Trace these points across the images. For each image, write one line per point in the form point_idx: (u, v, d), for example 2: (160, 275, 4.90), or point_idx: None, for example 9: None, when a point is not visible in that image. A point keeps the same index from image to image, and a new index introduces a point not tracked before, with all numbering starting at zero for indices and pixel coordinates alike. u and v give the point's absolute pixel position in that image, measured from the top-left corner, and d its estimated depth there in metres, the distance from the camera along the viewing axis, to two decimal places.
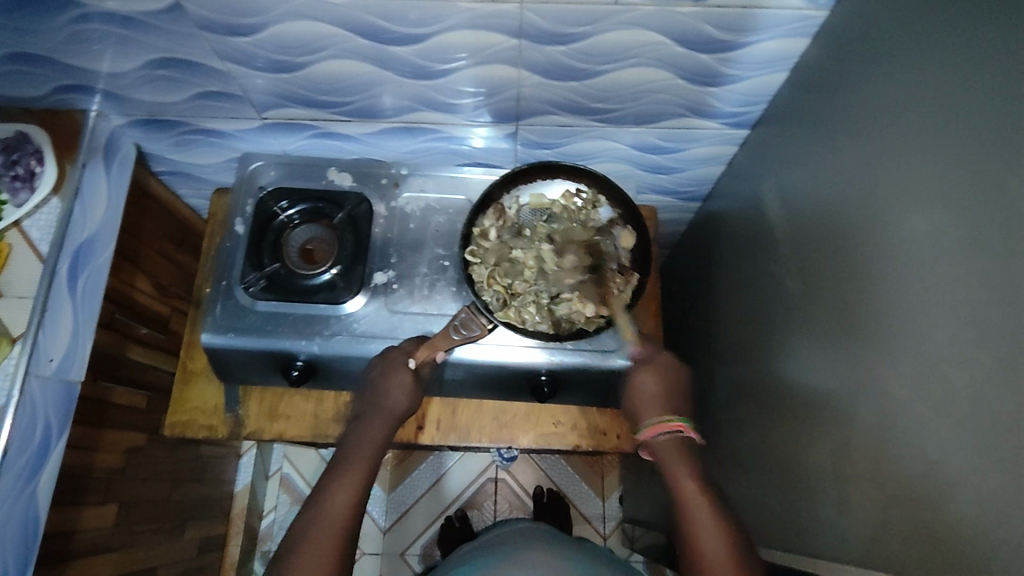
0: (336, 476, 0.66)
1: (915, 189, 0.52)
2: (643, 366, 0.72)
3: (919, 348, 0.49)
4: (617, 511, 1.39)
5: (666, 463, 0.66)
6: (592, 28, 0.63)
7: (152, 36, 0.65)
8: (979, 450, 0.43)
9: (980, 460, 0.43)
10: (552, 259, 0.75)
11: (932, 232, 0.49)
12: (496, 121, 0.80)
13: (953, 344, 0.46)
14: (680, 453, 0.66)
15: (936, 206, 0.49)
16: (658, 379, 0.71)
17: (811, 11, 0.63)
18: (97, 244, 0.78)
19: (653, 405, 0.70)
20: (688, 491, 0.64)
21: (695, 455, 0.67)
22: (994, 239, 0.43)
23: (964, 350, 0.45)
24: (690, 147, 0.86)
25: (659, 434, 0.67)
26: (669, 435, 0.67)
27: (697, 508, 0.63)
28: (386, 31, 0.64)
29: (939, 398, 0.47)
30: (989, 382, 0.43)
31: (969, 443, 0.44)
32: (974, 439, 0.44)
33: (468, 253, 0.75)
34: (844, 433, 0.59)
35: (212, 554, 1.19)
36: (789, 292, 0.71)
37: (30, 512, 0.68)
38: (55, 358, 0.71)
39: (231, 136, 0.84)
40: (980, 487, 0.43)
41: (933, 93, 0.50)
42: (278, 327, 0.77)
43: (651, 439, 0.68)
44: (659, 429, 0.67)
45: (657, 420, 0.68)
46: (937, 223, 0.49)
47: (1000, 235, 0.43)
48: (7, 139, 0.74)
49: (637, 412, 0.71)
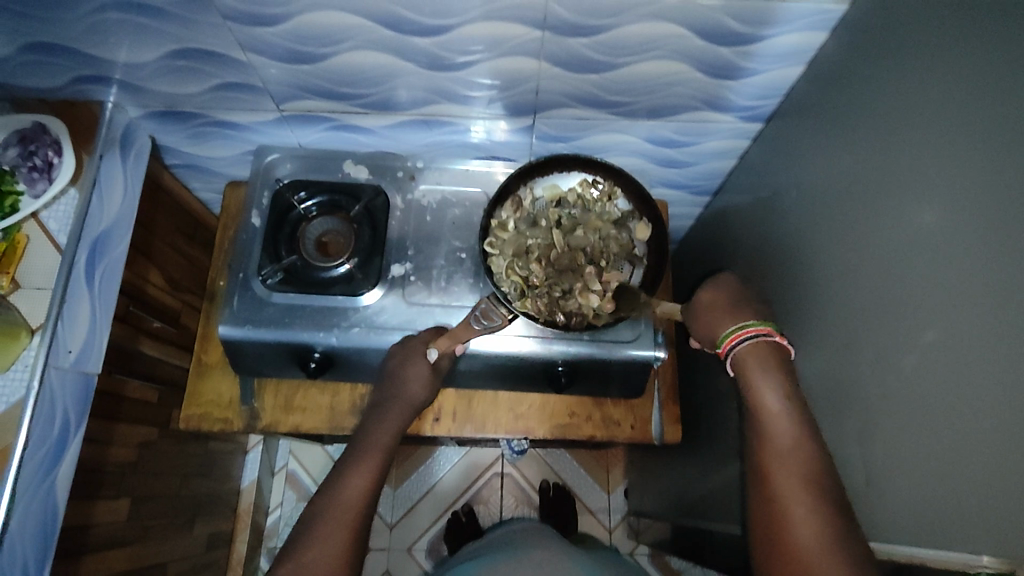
0: (352, 465, 0.66)
1: (924, 179, 0.53)
2: (709, 286, 0.69)
3: (928, 329, 0.51)
4: (622, 504, 1.40)
5: (749, 374, 0.62)
6: (615, 20, 0.63)
7: (171, 25, 0.65)
8: (994, 452, 0.44)
9: (990, 446, 0.45)
10: (561, 244, 0.75)
11: (942, 219, 0.51)
12: (513, 113, 0.80)
13: (961, 323, 0.48)
14: (763, 360, 0.62)
15: (948, 194, 0.50)
16: (731, 295, 0.67)
17: (832, 4, 0.63)
18: (114, 236, 0.77)
19: (728, 317, 0.66)
20: (771, 409, 0.60)
21: (783, 364, 0.62)
22: (1010, 225, 0.44)
23: (975, 338, 0.47)
24: (703, 140, 0.87)
25: (743, 342, 0.63)
26: (751, 343, 0.63)
27: (777, 428, 0.59)
28: (407, 22, 0.64)
29: (949, 387, 0.49)
30: (1004, 385, 0.44)
31: (983, 445, 0.45)
32: (985, 428, 0.45)
33: (488, 244, 0.75)
34: (853, 411, 0.61)
35: (219, 550, 1.18)
36: (800, 280, 0.72)
37: (48, 506, 0.67)
38: (73, 350, 0.71)
39: (246, 128, 0.84)
40: (994, 488, 0.44)
41: (950, 90, 0.51)
42: (296, 319, 0.77)
43: (732, 349, 0.64)
44: (740, 337, 0.63)
45: (741, 327, 0.64)
46: (948, 209, 0.50)
47: (1017, 221, 0.44)
48: (24, 130, 0.73)
49: (711, 327, 0.67)
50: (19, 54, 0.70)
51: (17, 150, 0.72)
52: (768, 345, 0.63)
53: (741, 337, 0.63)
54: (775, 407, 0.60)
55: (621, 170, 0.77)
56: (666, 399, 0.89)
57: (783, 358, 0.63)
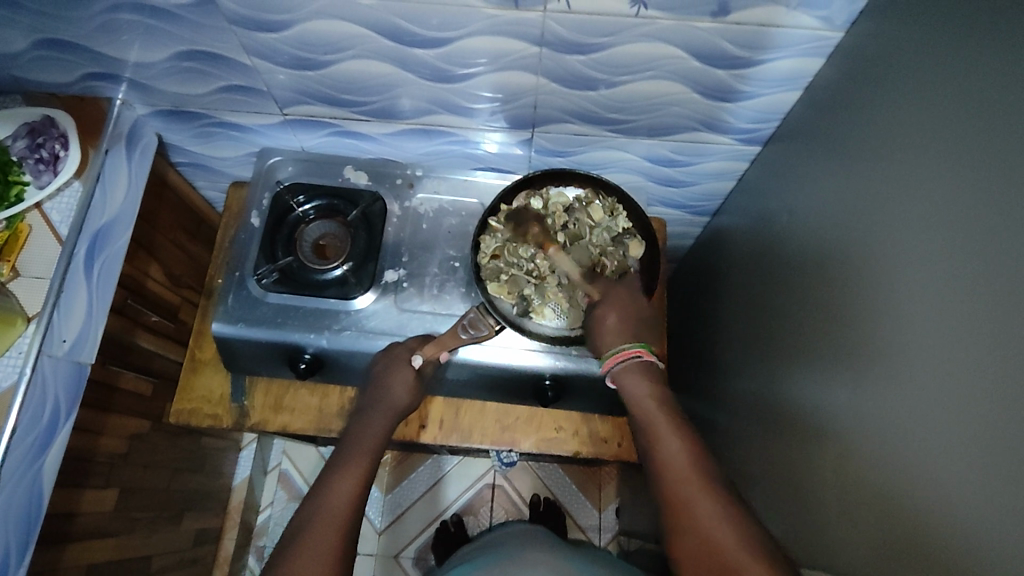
0: (337, 470, 0.66)
1: (918, 202, 0.53)
2: (603, 306, 0.70)
3: (923, 352, 0.50)
4: (613, 523, 1.38)
5: (632, 393, 0.65)
6: (611, 39, 0.64)
7: (179, 27, 0.67)
8: (988, 499, 0.43)
9: (988, 473, 0.43)
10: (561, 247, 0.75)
11: (937, 242, 0.50)
12: (511, 126, 0.81)
13: (955, 348, 0.47)
14: (644, 377, 0.65)
15: (942, 217, 0.50)
16: (619, 315, 0.69)
17: (827, 31, 0.64)
18: (114, 230, 0.78)
19: (612, 335, 0.68)
20: (661, 429, 0.61)
21: (659, 380, 0.66)
22: (1002, 252, 0.44)
23: (967, 363, 0.46)
24: (702, 161, 0.87)
25: (618, 363, 0.67)
26: (627, 363, 0.66)
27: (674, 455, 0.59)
28: (409, 34, 0.65)
29: (945, 411, 0.47)
30: (999, 428, 0.43)
31: (978, 489, 0.44)
32: (982, 453, 0.44)
33: (481, 241, 0.76)
34: (846, 444, 0.59)
35: (206, 546, 1.19)
36: (794, 303, 0.72)
37: (34, 490, 0.68)
38: (67, 339, 0.72)
39: (251, 130, 0.86)
40: (986, 532, 0.43)
41: (942, 121, 0.51)
42: (288, 320, 0.77)
43: (611, 368, 0.67)
44: (618, 357, 0.67)
45: (619, 347, 0.67)
46: (943, 232, 0.50)
47: (1008, 248, 0.43)
48: (34, 122, 0.75)
49: (597, 343, 0.69)
50: (32, 50, 0.72)
51: (25, 142, 0.74)
52: (647, 364, 0.66)
53: (613, 362, 0.67)
54: (667, 431, 0.61)
55: (614, 186, 0.79)
56: None
57: (660, 376, 0.66)
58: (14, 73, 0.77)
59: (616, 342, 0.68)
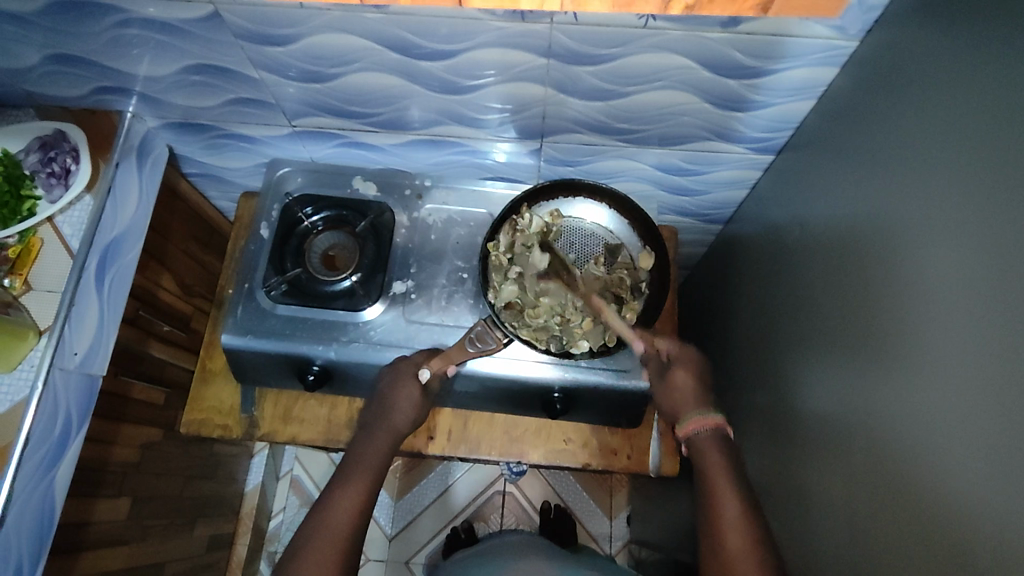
0: (341, 483, 0.65)
1: (924, 206, 0.52)
2: (677, 370, 0.69)
3: (928, 357, 0.49)
4: (624, 531, 1.38)
5: (704, 460, 0.64)
6: (621, 50, 0.63)
7: (188, 42, 0.67)
8: (995, 510, 0.42)
9: (993, 480, 0.42)
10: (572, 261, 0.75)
11: (944, 247, 0.49)
12: (521, 137, 0.80)
13: (960, 354, 0.46)
14: (717, 447, 0.65)
15: (949, 223, 0.49)
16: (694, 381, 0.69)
17: (841, 40, 0.62)
18: (126, 242, 0.79)
19: (691, 401, 0.68)
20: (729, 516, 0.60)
21: (731, 453, 0.65)
22: (1010, 260, 0.43)
23: (973, 368, 0.45)
24: (714, 170, 0.86)
25: (697, 431, 0.66)
26: (705, 432, 0.65)
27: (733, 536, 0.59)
28: (417, 47, 0.65)
29: (950, 416, 0.47)
30: (1006, 436, 0.42)
31: (984, 499, 0.43)
32: (988, 459, 0.43)
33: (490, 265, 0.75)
34: (852, 448, 0.59)
35: (219, 552, 1.20)
36: (802, 310, 0.71)
37: (46, 501, 0.69)
38: (78, 352, 0.73)
39: (260, 141, 0.86)
40: (993, 537, 0.42)
41: (953, 129, 0.50)
42: (296, 332, 0.77)
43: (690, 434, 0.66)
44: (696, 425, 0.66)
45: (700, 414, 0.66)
46: (950, 236, 0.49)
47: (1016, 256, 0.42)
48: (46, 136, 0.76)
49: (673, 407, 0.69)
50: (44, 64, 0.73)
51: (38, 155, 0.75)
52: (720, 433, 0.66)
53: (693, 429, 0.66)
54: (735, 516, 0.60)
55: (605, 187, 0.76)
56: (665, 429, 0.87)
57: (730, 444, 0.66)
58: (26, 88, 0.78)
59: (697, 407, 0.67)
